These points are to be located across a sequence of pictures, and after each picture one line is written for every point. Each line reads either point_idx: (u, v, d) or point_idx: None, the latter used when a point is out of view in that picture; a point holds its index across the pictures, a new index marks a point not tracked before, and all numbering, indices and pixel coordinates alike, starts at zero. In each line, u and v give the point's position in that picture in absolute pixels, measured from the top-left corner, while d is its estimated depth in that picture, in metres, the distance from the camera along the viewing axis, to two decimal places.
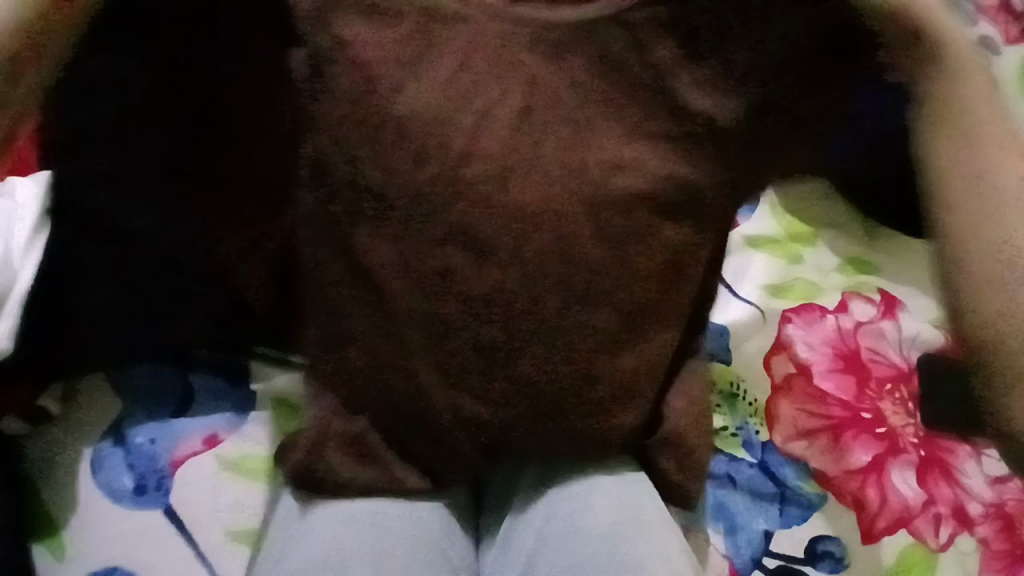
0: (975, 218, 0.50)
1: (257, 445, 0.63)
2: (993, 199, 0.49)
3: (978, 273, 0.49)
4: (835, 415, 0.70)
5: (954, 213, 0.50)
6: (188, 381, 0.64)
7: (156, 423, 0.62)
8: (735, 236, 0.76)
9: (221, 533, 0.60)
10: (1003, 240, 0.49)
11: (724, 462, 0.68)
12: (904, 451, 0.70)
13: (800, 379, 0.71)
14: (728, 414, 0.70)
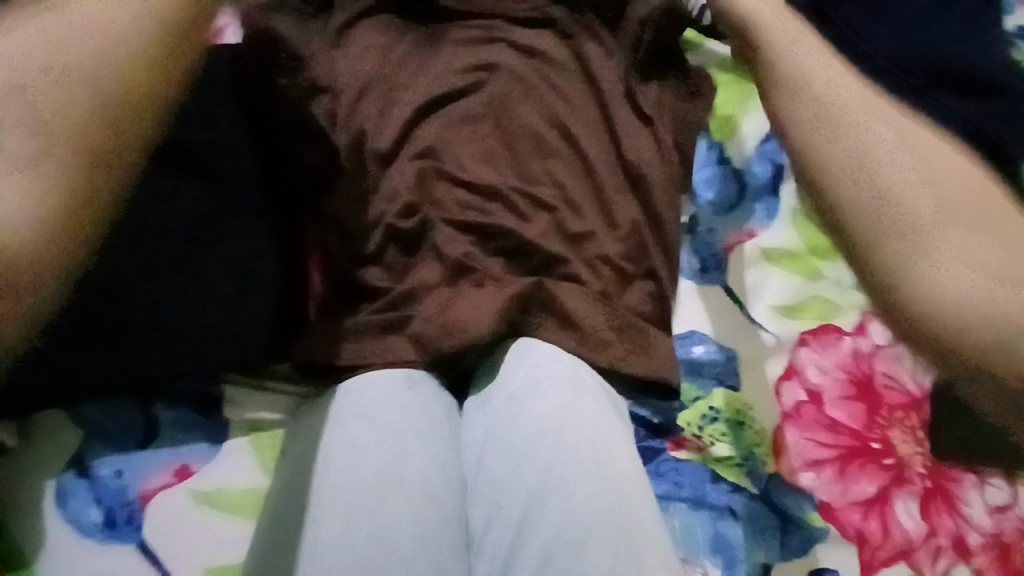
0: (892, 234, 0.39)
1: (232, 479, 0.59)
2: (884, 180, 0.40)
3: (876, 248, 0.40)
4: (844, 445, 0.67)
5: (860, 203, 0.41)
6: (152, 411, 0.59)
7: (122, 454, 0.58)
8: (751, 249, 0.71)
9: (198, 573, 0.56)
10: (903, 216, 0.39)
11: (726, 492, 0.65)
12: (910, 481, 0.67)
13: (810, 407, 0.67)
14: (733, 443, 0.66)
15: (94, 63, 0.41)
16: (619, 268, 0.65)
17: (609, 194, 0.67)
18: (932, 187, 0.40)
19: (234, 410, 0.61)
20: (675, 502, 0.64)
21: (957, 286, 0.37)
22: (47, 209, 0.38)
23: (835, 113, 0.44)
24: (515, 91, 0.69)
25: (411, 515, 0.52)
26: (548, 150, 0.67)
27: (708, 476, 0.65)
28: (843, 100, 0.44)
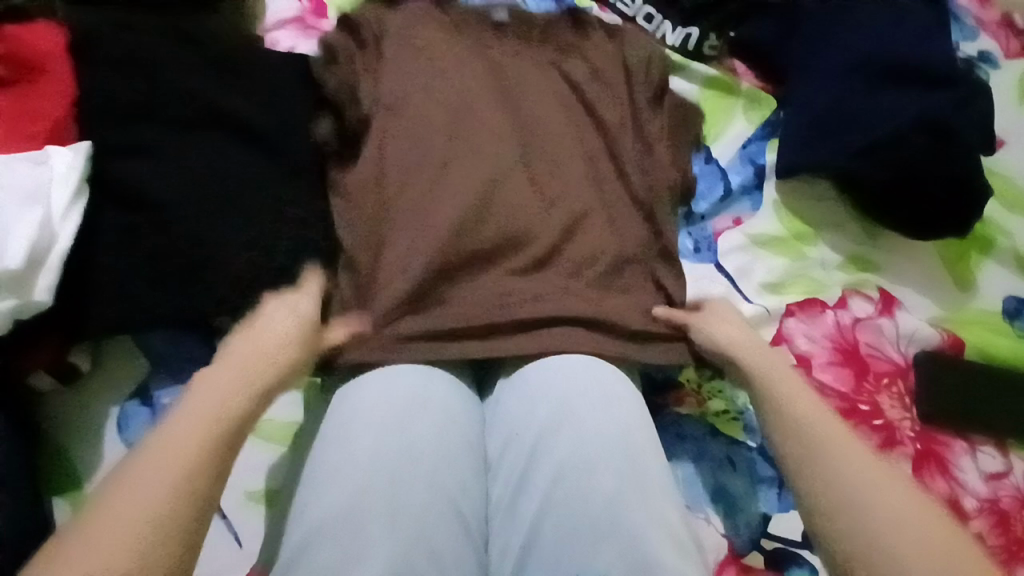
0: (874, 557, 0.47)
1: (273, 411, 0.66)
2: (852, 498, 0.50)
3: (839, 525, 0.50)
4: (835, 405, 0.72)
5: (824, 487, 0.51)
6: (211, 346, 0.66)
7: (181, 385, 0.65)
8: (740, 235, 0.78)
9: (238, 495, 0.63)
10: (867, 520, 0.49)
11: (725, 444, 0.69)
12: (901, 443, 0.72)
13: (800, 370, 0.73)
14: (730, 398, 0.71)
15: (220, 392, 0.49)
16: (621, 234, 0.74)
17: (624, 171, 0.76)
18: (891, 511, 0.49)
19: None
20: (677, 452, 0.69)
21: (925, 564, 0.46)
22: (184, 495, 0.43)
23: (803, 449, 0.54)
24: (527, 83, 0.77)
25: (437, 435, 0.60)
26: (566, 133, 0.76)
27: (707, 430, 0.70)
28: (807, 424, 0.55)
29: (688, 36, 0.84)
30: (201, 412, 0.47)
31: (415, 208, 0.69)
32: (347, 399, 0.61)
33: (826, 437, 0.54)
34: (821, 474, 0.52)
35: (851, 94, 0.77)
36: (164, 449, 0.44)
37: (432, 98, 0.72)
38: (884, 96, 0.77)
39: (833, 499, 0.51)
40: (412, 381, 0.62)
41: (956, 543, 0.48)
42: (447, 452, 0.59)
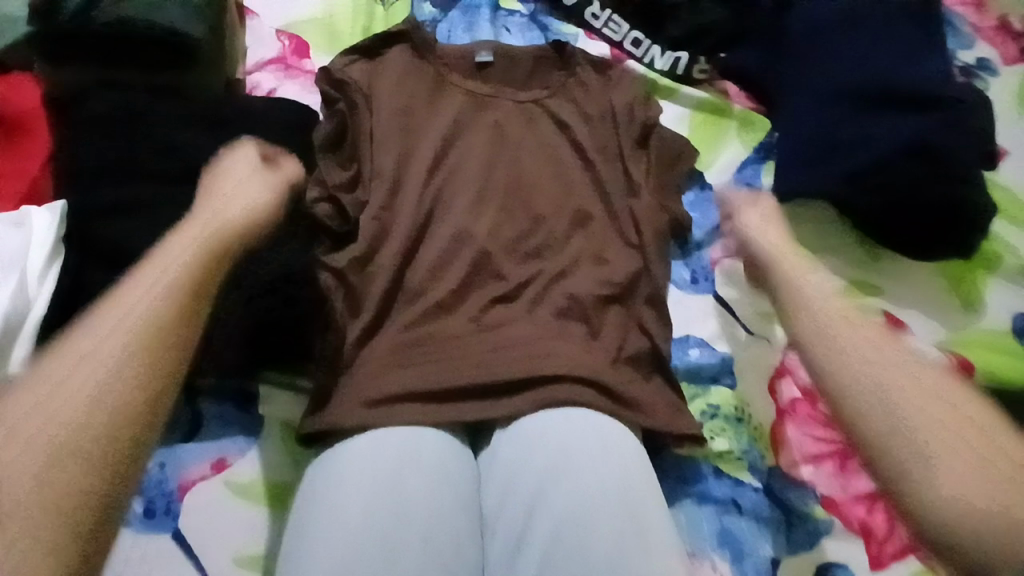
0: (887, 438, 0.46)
1: (261, 469, 0.64)
2: (891, 402, 0.47)
3: (866, 423, 0.48)
4: (839, 440, 0.70)
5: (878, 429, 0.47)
6: (197, 407, 0.66)
7: (166, 448, 0.64)
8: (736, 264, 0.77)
9: (227, 558, 0.60)
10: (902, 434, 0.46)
11: (729, 486, 0.68)
12: None
13: (805, 404, 0.71)
14: (733, 437, 0.69)
15: (174, 268, 0.46)
16: (611, 269, 0.73)
17: (611, 207, 0.75)
18: (927, 421, 0.46)
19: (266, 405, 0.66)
20: (681, 495, 0.67)
21: (949, 486, 0.42)
22: (147, 386, 0.41)
23: (822, 343, 0.54)
24: (512, 119, 0.77)
25: (431, 494, 0.58)
26: (551, 170, 0.76)
27: (710, 471, 0.68)
28: (848, 346, 0.53)
29: (677, 60, 0.82)
30: (150, 293, 0.44)
31: (403, 258, 0.69)
32: (336, 463, 0.60)
33: (885, 381, 0.49)
34: (842, 370, 0.51)
35: (837, 119, 0.75)
36: (74, 347, 0.41)
37: (418, 146, 0.74)
38: (874, 121, 0.74)
39: (845, 379, 0.50)
40: (404, 438, 0.61)
41: (967, 433, 0.44)
42: (440, 512, 0.58)
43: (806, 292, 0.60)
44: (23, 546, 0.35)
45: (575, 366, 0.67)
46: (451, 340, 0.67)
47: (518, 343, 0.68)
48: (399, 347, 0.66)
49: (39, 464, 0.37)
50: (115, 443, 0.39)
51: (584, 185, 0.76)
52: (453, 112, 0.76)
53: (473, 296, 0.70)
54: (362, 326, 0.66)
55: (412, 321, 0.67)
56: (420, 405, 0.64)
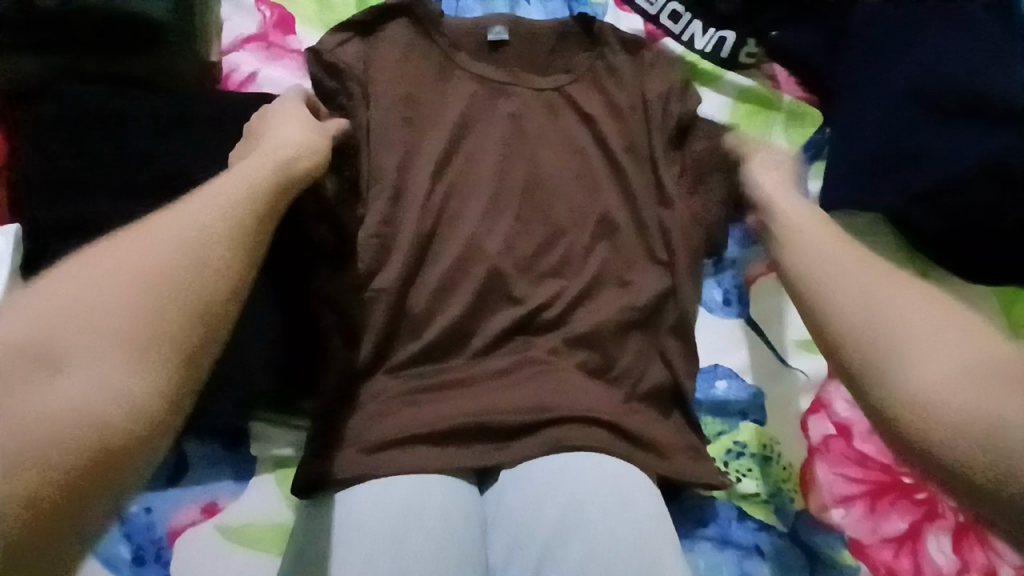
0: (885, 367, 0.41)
1: (256, 512, 0.61)
2: (892, 322, 0.42)
3: (830, 322, 0.45)
4: (872, 481, 0.66)
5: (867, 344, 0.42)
6: (182, 448, 0.63)
7: (152, 491, 0.60)
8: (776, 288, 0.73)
9: None
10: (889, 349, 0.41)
11: (752, 530, 0.64)
12: (941, 517, 0.66)
13: (839, 442, 0.67)
14: (761, 477, 0.65)
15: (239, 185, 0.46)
16: (630, 286, 0.67)
17: (631, 216, 0.69)
18: (925, 338, 0.40)
19: (259, 446, 0.64)
20: (699, 540, 0.64)
21: (922, 378, 0.39)
22: (218, 293, 0.40)
23: (795, 265, 0.52)
24: (532, 116, 0.72)
25: (436, 554, 0.54)
26: (567, 174, 0.70)
27: (733, 514, 0.64)
28: (847, 277, 0.47)
29: (722, 40, 0.78)
30: (209, 215, 0.42)
31: (410, 279, 0.64)
32: (341, 515, 0.56)
33: (872, 306, 0.44)
34: (841, 302, 0.46)
35: (915, 126, 0.66)
36: (145, 245, 0.39)
37: (427, 149, 0.68)
38: (955, 136, 0.65)
39: (832, 308, 0.46)
40: (410, 486, 0.57)
41: (974, 342, 0.40)
42: (447, 570, 0.53)
43: (804, 230, 0.55)
44: (96, 453, 0.33)
45: (593, 408, 0.61)
46: (461, 374, 0.62)
47: (531, 378, 0.62)
48: (404, 384, 0.61)
49: (119, 362, 0.35)
50: (179, 355, 0.36)
51: (603, 188, 0.70)
52: (467, 112, 0.71)
53: (484, 326, 0.64)
54: (365, 355, 0.62)
55: (422, 355, 0.63)
56: (419, 448, 0.59)
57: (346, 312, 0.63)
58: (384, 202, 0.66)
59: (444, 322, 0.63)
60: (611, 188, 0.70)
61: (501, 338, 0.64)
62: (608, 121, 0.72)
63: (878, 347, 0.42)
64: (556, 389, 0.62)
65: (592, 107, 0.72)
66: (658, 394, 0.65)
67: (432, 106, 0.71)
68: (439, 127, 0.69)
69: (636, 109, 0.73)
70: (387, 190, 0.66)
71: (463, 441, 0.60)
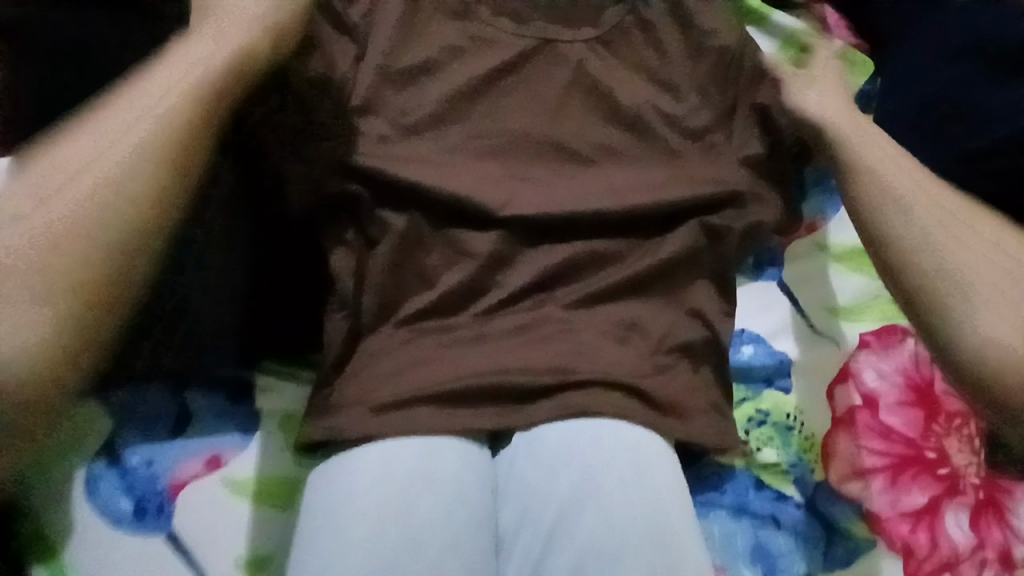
0: (941, 293, 0.45)
1: (262, 466, 0.59)
2: (937, 237, 0.47)
3: (925, 278, 0.46)
4: (896, 453, 0.64)
5: (914, 265, 0.46)
6: (185, 400, 0.61)
7: (153, 444, 0.59)
8: (815, 252, 0.71)
9: (227, 561, 0.55)
10: (976, 300, 0.44)
11: (770, 500, 0.62)
12: (960, 492, 0.64)
13: (864, 413, 0.64)
14: (780, 447, 0.64)
15: (146, 112, 0.46)
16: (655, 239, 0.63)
17: (658, 164, 0.64)
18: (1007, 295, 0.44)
19: (267, 399, 0.62)
20: (715, 506, 0.62)
21: (998, 332, 0.42)
22: (120, 244, 0.43)
23: (868, 189, 0.50)
24: (563, 53, 0.66)
25: (442, 520, 0.52)
26: (594, 114, 0.65)
27: (751, 482, 0.63)
28: (920, 216, 0.48)
29: None
30: (124, 134, 0.45)
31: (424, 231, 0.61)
32: (343, 474, 0.54)
33: (958, 252, 0.46)
34: (922, 248, 0.46)
35: (980, 80, 0.61)
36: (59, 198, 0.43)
37: (448, 83, 0.64)
38: None
39: (916, 256, 0.46)
40: (420, 447, 0.55)
41: None
42: (456, 532, 0.52)
43: (860, 145, 0.53)
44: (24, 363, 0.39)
45: (617, 376, 0.58)
46: (474, 329, 0.59)
47: (551, 339, 0.59)
48: (414, 337, 0.59)
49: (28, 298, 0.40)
50: (83, 311, 0.41)
51: (630, 131, 0.65)
52: (493, 46, 0.65)
53: (500, 282, 0.61)
54: (371, 308, 0.59)
55: (432, 310, 0.60)
56: (430, 407, 0.57)
57: (361, 263, 0.60)
58: (406, 141, 0.62)
59: (457, 276, 0.60)
60: (638, 130, 0.65)
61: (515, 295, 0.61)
62: (642, 61, 0.67)
63: (962, 283, 0.44)
64: (575, 350, 0.59)
65: (622, 47, 0.67)
66: (679, 358, 0.62)
67: (451, 38, 0.65)
68: (460, 61, 0.65)
69: (665, 56, 0.68)
70: (405, 135, 0.62)
71: (475, 401, 0.58)
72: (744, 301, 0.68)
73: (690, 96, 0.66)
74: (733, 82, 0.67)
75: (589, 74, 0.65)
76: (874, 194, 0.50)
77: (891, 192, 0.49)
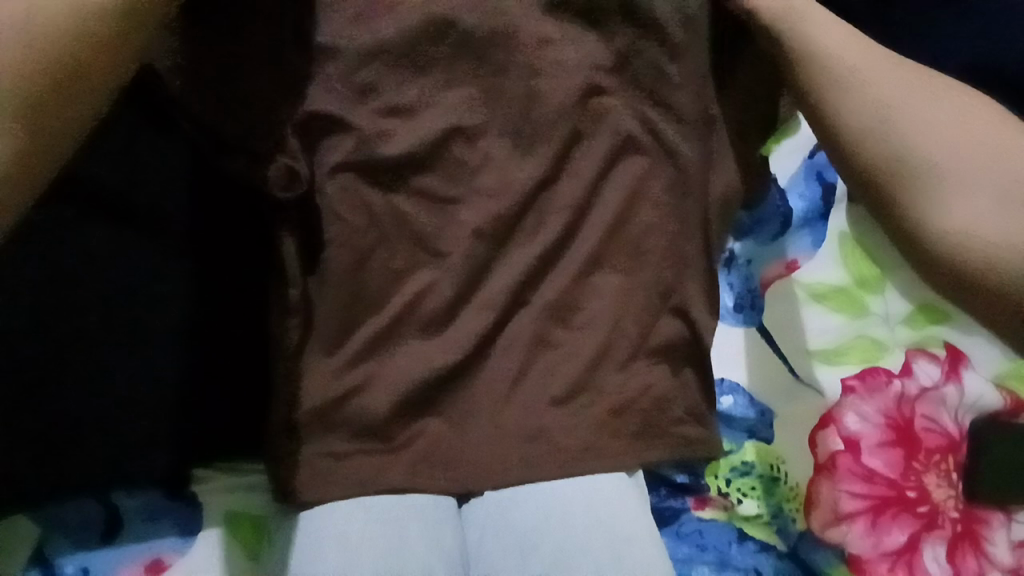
0: (901, 175, 0.45)
1: (209, 568, 0.55)
2: (900, 116, 0.46)
3: (875, 157, 0.46)
4: (877, 495, 0.62)
5: (871, 144, 0.47)
6: (113, 502, 0.55)
7: (85, 551, 0.55)
8: (798, 286, 0.66)
9: None
10: (935, 175, 0.44)
11: (752, 552, 0.60)
12: (940, 527, 0.62)
13: (843, 457, 0.62)
14: (763, 498, 0.62)
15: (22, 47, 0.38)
16: (629, 289, 0.59)
17: (629, 208, 0.60)
18: (972, 164, 0.43)
19: (210, 492, 0.57)
20: (698, 564, 0.60)
21: (957, 209, 0.43)
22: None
23: (836, 78, 0.49)
24: (520, 85, 0.59)
25: None
26: (558, 153, 0.59)
27: (734, 536, 0.60)
28: (877, 95, 0.47)
29: None
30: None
31: (373, 291, 0.55)
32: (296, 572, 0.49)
33: (919, 132, 0.45)
34: (881, 125, 0.46)
35: None
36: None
37: (415, 130, 0.58)
38: None
39: (873, 138, 0.46)
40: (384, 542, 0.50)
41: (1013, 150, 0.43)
42: None
43: (812, 23, 0.51)
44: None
45: (596, 452, 0.55)
46: (438, 406, 0.55)
47: (528, 413, 0.55)
48: (370, 419, 0.53)
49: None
50: None
51: (600, 167, 0.59)
52: (444, 81, 0.59)
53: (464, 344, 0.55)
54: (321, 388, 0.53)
55: (393, 389, 0.53)
56: (391, 496, 0.52)
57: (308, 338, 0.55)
58: (352, 198, 0.56)
59: (417, 346, 0.55)
60: (607, 167, 0.60)
61: (479, 365, 0.56)
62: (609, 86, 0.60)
63: (922, 164, 0.44)
64: (550, 422, 0.55)
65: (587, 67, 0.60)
66: (661, 421, 0.57)
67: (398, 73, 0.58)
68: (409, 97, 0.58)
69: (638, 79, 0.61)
70: (358, 192, 0.57)
71: (446, 488, 0.53)
72: (722, 346, 0.65)
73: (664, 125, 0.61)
74: (710, 107, 0.61)
75: (554, 105, 0.59)
76: (834, 80, 0.49)
77: (849, 75, 0.48)
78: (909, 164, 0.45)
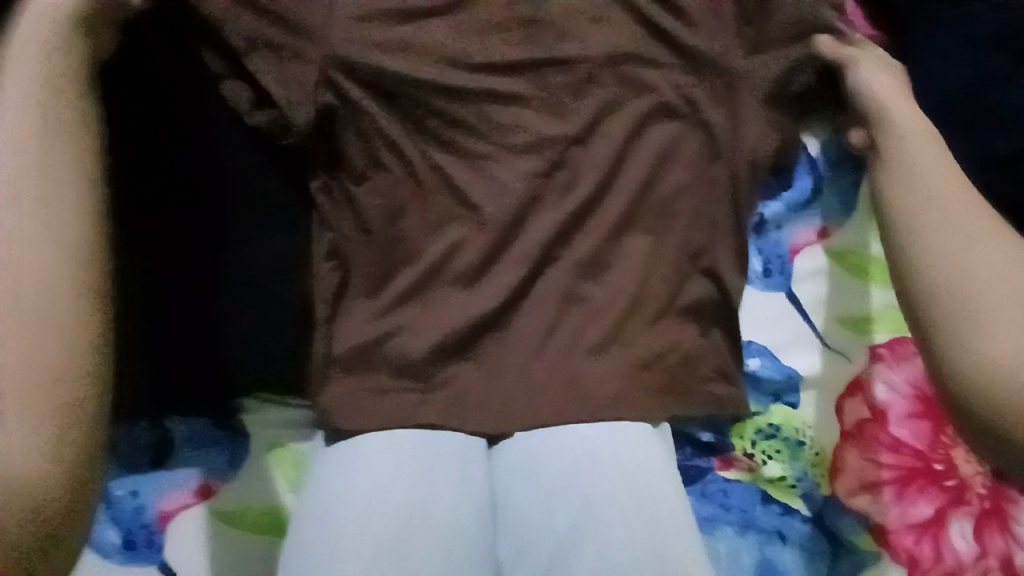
0: (942, 290, 0.43)
1: (255, 495, 0.58)
2: (950, 237, 0.44)
3: (920, 274, 0.45)
4: (905, 466, 0.62)
5: (913, 258, 0.45)
6: (166, 430, 0.59)
7: (139, 476, 0.58)
8: (828, 256, 0.67)
9: None
10: (968, 294, 0.42)
11: (776, 515, 0.61)
12: (968, 502, 0.62)
13: (871, 426, 0.63)
14: (788, 462, 0.62)
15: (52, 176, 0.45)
16: (659, 249, 0.60)
17: (661, 171, 0.62)
18: (1002, 293, 0.42)
19: (256, 423, 0.60)
20: (721, 521, 0.61)
21: (996, 337, 0.40)
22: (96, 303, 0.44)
23: (912, 188, 0.47)
24: (558, 51, 0.63)
25: (444, 552, 0.49)
26: (592, 115, 0.62)
27: (758, 497, 0.62)
28: (933, 201, 0.46)
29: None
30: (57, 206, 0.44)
31: (414, 240, 0.58)
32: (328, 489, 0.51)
33: (966, 250, 0.43)
34: (930, 242, 0.45)
35: None
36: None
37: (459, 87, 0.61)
38: None
39: (921, 252, 0.45)
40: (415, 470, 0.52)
41: None
42: (451, 553, 0.49)
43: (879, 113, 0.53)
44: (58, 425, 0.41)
45: (624, 400, 0.56)
46: (471, 351, 0.57)
47: (558, 361, 0.57)
48: (407, 358, 0.55)
49: (17, 361, 0.41)
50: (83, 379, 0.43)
51: (633, 130, 0.62)
52: (487, 44, 0.62)
53: (498, 293, 0.57)
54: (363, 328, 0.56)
55: (431, 333, 0.56)
56: (419, 433, 0.54)
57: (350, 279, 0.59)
58: (398, 152, 0.59)
59: (454, 293, 0.57)
60: (639, 132, 0.62)
61: (512, 314, 0.58)
62: (641, 55, 0.64)
63: (959, 283, 0.43)
64: (579, 369, 0.56)
65: (619, 35, 0.64)
66: (687, 376, 0.59)
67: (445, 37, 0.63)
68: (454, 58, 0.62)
69: (668, 50, 0.64)
70: (399, 147, 0.59)
71: (478, 426, 0.55)
72: (751, 310, 0.66)
73: (696, 94, 0.63)
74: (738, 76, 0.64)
75: (589, 71, 0.63)
76: (898, 185, 0.48)
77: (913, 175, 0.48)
78: (948, 281, 0.43)
